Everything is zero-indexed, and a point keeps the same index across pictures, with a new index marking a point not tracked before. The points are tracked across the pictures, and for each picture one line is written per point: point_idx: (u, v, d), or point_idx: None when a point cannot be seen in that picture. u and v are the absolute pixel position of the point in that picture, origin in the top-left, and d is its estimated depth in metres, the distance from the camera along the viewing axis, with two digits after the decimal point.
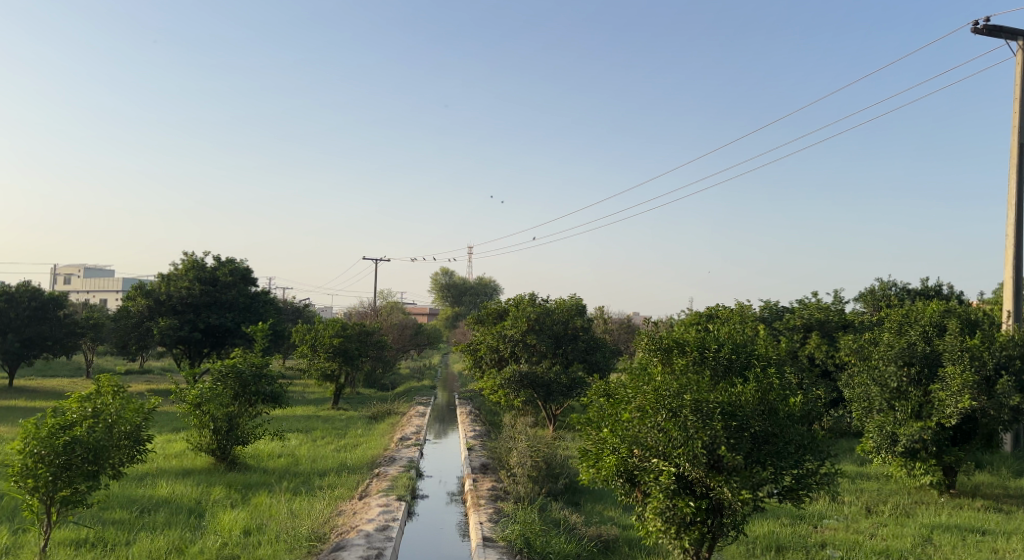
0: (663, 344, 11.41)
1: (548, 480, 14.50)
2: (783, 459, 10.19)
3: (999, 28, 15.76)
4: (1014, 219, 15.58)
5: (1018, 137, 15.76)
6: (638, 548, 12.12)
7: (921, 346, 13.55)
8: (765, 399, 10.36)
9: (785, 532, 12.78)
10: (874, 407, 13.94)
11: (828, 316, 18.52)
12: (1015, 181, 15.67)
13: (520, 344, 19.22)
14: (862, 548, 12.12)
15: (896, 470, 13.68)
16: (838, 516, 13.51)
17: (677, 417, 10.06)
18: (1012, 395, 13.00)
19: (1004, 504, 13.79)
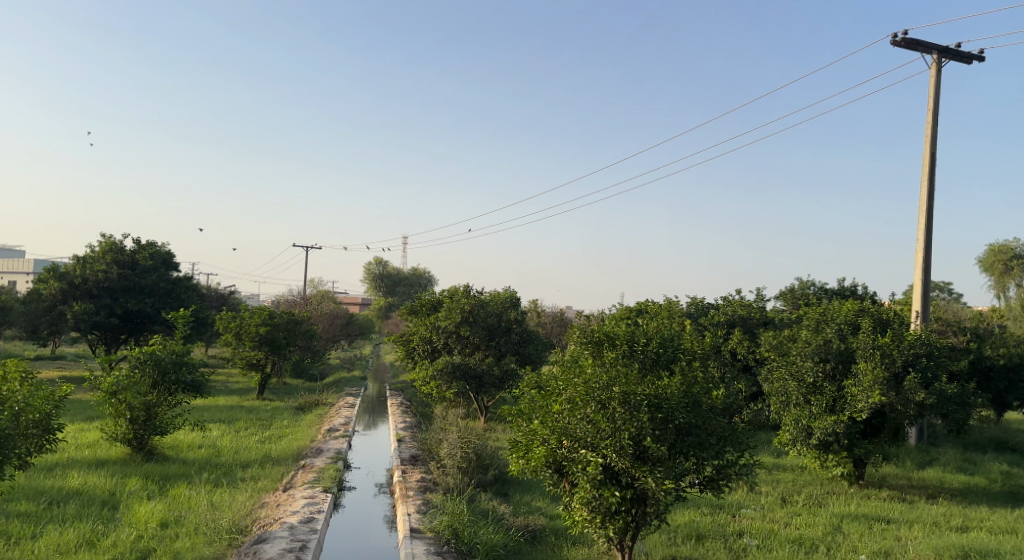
0: (593, 338, 11.69)
1: (478, 471, 14.74)
2: (705, 450, 10.65)
3: (913, 42, 16.50)
4: (924, 225, 16.28)
5: (929, 146, 16.54)
6: (563, 537, 12.45)
7: (835, 343, 14.31)
8: (689, 392, 10.69)
9: (704, 521, 13.28)
10: (791, 401, 14.53)
11: (750, 313, 19.21)
12: (925, 189, 16.37)
13: (452, 336, 19.45)
14: (776, 536, 12.71)
15: (810, 462, 14.34)
16: (756, 506, 14.07)
17: (605, 409, 10.40)
18: (918, 391, 13.64)
19: (908, 494, 14.56)
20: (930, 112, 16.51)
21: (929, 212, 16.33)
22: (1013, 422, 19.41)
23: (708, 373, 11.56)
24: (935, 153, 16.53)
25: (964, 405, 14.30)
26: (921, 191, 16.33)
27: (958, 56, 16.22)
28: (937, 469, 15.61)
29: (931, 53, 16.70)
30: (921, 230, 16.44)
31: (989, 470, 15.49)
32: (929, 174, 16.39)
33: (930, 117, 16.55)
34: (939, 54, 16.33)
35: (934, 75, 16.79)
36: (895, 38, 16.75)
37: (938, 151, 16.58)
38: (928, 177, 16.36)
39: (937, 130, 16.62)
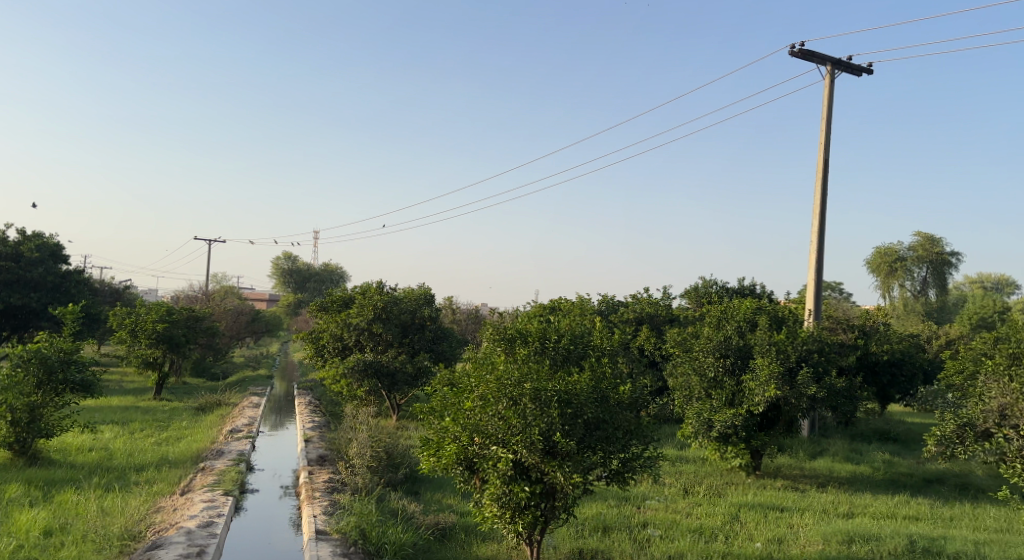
0: (506, 334, 11.99)
1: (388, 469, 14.86)
2: (612, 444, 11.05)
3: (809, 53, 17.37)
4: (817, 226, 17.05)
5: (823, 151, 17.41)
6: (473, 534, 12.72)
7: (735, 340, 15.02)
8: (598, 387, 11.09)
9: (610, 513, 13.73)
10: (693, 395, 15.26)
11: (657, 310, 19.93)
12: (818, 193, 17.25)
13: (365, 333, 19.43)
14: (678, 526, 13.24)
15: (711, 454, 14.97)
16: (660, 497, 14.63)
17: (517, 404, 10.72)
18: (810, 384, 14.37)
19: (801, 483, 15.35)
20: (823, 121, 17.35)
21: (822, 214, 17.17)
22: (897, 414, 20.67)
23: (617, 369, 11.99)
24: (828, 159, 17.47)
25: (852, 399, 15.14)
26: (813, 195, 17.14)
27: (850, 68, 17.14)
28: (827, 460, 16.51)
29: (826, 64, 17.61)
30: (814, 232, 17.36)
31: (873, 459, 16.50)
32: (822, 180, 17.30)
33: (825, 125, 17.47)
34: (832, 66, 17.23)
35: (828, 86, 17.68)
36: (793, 48, 17.60)
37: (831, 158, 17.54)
38: (822, 182, 17.26)
39: (829, 138, 17.50)
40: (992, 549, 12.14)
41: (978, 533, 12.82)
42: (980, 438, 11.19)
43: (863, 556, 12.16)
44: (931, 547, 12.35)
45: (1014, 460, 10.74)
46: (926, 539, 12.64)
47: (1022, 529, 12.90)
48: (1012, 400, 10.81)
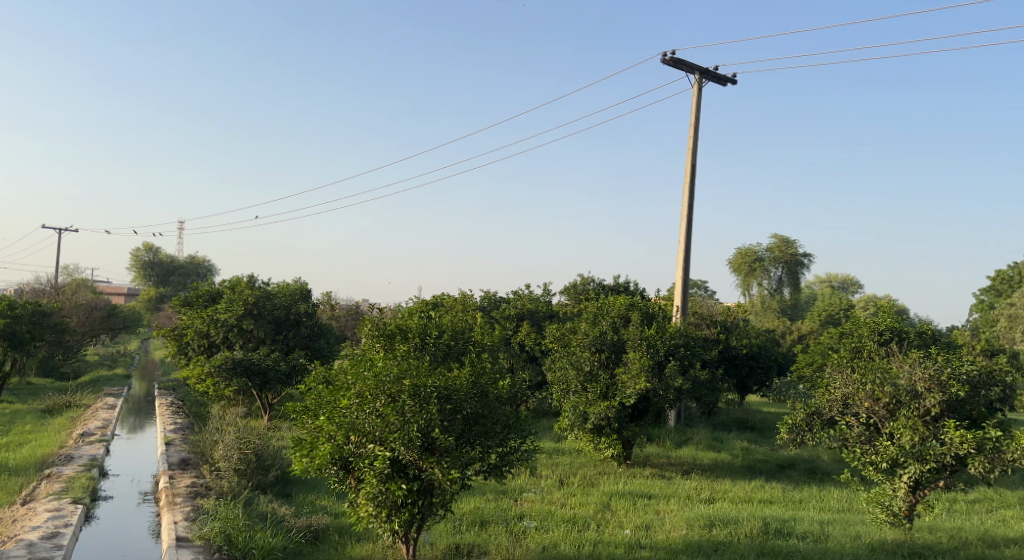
0: (386, 330, 12.24)
1: (258, 472, 14.77)
2: (490, 438, 11.45)
3: (679, 61, 18.17)
4: (685, 229, 17.77)
5: (692, 156, 18.42)
6: (347, 535, 12.80)
7: (610, 335, 15.88)
8: (477, 383, 11.45)
9: (488, 507, 14.21)
10: (570, 388, 15.92)
11: (537, 307, 20.71)
12: (686, 197, 17.96)
13: (235, 329, 19.12)
14: (553, 517, 13.83)
15: (585, 445, 15.79)
16: (537, 489, 15.21)
17: (395, 402, 10.94)
18: (676, 376, 15.40)
19: (668, 471, 16.29)
20: (690, 127, 17.95)
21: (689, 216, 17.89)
22: (754, 406, 22.09)
23: (497, 364, 12.45)
24: (694, 166, 18.29)
25: (714, 390, 16.20)
26: (681, 199, 17.81)
27: (717, 78, 18.04)
28: (690, 447, 17.57)
29: (695, 73, 18.46)
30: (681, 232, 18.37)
31: (732, 447, 17.69)
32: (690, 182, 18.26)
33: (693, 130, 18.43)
34: (701, 75, 18.13)
35: (696, 94, 18.53)
36: (665, 57, 18.37)
37: (696, 165, 18.49)
38: (690, 185, 18.23)
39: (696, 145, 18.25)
40: (835, 528, 13.29)
41: (822, 513, 14.01)
42: (826, 425, 12.29)
43: (722, 538, 13.09)
44: (783, 528, 13.42)
45: (855, 444, 11.92)
46: (778, 521, 13.71)
47: (860, 509, 14.20)
48: (853, 389, 11.93)
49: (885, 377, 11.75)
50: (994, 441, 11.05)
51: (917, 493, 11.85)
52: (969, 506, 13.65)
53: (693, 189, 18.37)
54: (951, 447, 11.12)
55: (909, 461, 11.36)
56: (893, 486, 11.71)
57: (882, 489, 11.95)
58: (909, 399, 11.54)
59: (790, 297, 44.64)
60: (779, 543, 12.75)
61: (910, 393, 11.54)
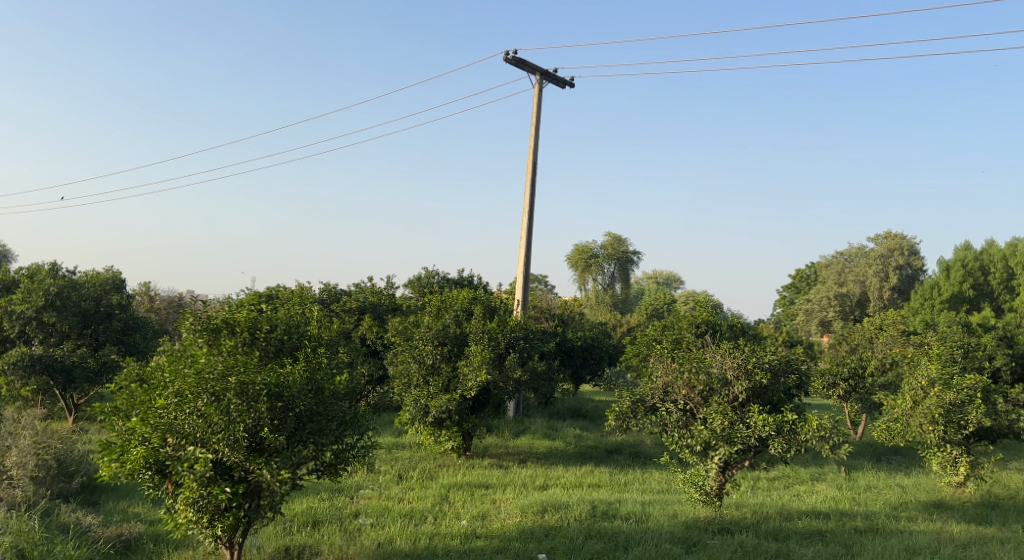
0: (211, 325, 11.71)
1: (60, 480, 14.17)
2: (325, 435, 11.43)
3: (521, 61, 18.40)
4: (526, 225, 17.91)
5: (535, 152, 18.66)
6: (162, 543, 12.50)
7: (453, 329, 16.44)
8: (312, 378, 11.49)
9: (321, 507, 14.29)
10: (412, 382, 16.20)
11: (380, 300, 20.85)
12: (527, 193, 18.06)
13: (33, 323, 17.87)
14: (389, 513, 14.09)
15: (426, 438, 16.11)
16: (374, 486, 15.42)
17: (219, 400, 10.75)
18: (515, 368, 16.06)
19: (505, 461, 16.91)
20: (533, 123, 17.95)
21: (530, 213, 18.04)
22: (586, 395, 23.16)
23: (333, 358, 12.62)
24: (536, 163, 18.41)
25: (549, 380, 16.83)
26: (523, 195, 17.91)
27: (556, 80, 18.45)
28: (527, 437, 18.29)
29: (536, 73, 18.78)
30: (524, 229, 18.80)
31: (566, 434, 18.57)
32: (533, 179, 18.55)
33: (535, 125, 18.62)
34: (543, 77, 18.52)
35: (536, 94, 18.88)
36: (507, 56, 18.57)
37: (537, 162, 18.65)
38: (532, 182, 18.53)
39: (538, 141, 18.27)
40: (655, 508, 14.29)
41: (645, 494, 15.05)
42: (648, 411, 13.15)
43: (553, 523, 13.80)
44: (609, 510, 14.30)
45: (674, 429, 12.97)
46: (604, 504, 14.60)
47: (677, 489, 15.33)
48: (673, 378, 12.95)
49: (700, 366, 12.76)
50: (791, 424, 12.31)
51: (726, 474, 13.01)
52: (771, 483, 15.05)
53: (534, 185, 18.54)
54: (756, 429, 12.31)
55: (719, 444, 12.43)
56: (706, 467, 12.83)
57: (696, 470, 13.09)
58: (720, 386, 12.68)
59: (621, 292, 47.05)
60: (605, 525, 13.60)
61: (720, 381, 12.68)
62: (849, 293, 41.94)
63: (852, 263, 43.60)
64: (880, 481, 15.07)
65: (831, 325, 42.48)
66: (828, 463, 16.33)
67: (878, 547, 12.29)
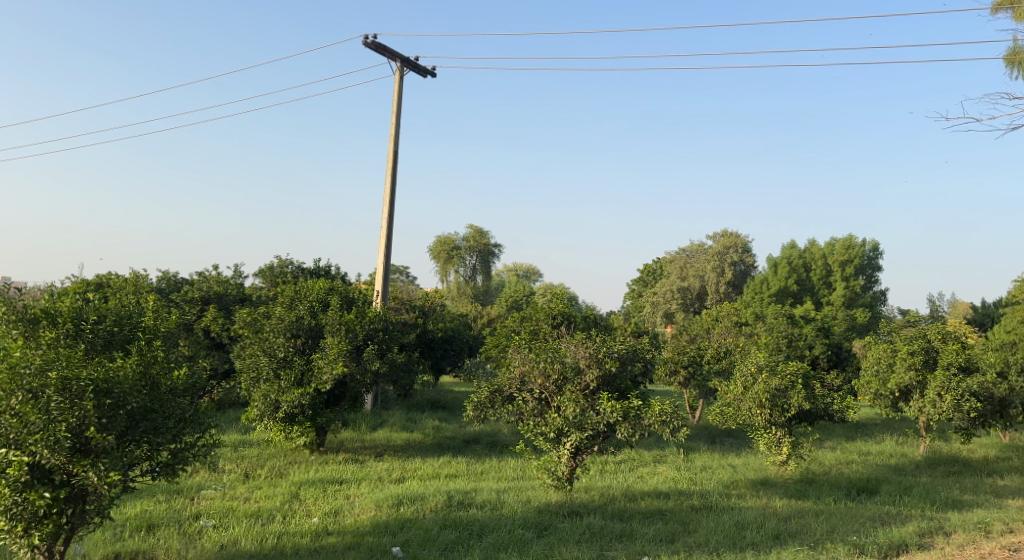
0: (27, 315, 11.07)
1: None
2: (161, 434, 11.09)
3: (382, 47, 18.28)
4: (387, 214, 17.92)
5: (396, 142, 18.56)
6: None
7: (307, 320, 16.31)
8: (147, 372, 11.11)
9: (158, 510, 13.86)
10: (261, 376, 15.99)
11: (226, 290, 20.31)
12: (387, 182, 18.06)
13: None
14: (234, 513, 13.84)
15: (276, 434, 15.81)
16: (217, 486, 15.09)
17: (38, 398, 10.23)
18: (374, 360, 16.15)
19: (360, 455, 16.93)
20: (394, 112, 17.95)
21: (391, 202, 18.06)
22: (446, 387, 23.44)
23: (170, 352, 12.05)
24: (397, 151, 18.43)
25: (409, 371, 17.15)
26: (383, 184, 17.91)
27: (417, 69, 18.44)
28: (384, 430, 18.32)
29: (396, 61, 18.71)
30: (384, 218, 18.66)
31: (424, 426, 18.76)
32: (393, 169, 18.46)
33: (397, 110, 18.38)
34: (403, 65, 18.48)
35: (396, 82, 18.83)
36: (367, 41, 18.39)
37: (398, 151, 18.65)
38: (393, 171, 18.44)
39: (400, 129, 18.29)
40: (509, 495, 14.76)
41: (500, 482, 15.48)
42: (505, 401, 13.65)
43: (408, 515, 13.97)
44: (464, 499, 14.64)
45: (529, 417, 13.47)
46: (460, 493, 14.92)
47: (531, 476, 15.86)
48: (529, 367, 13.43)
49: (554, 355, 13.29)
50: (636, 410, 13.02)
51: (577, 459, 13.63)
52: (617, 466, 15.85)
53: (394, 174, 18.53)
54: (604, 416, 12.94)
55: (571, 430, 13.07)
56: (558, 453, 13.47)
57: (549, 456, 13.66)
58: (573, 375, 13.26)
59: (482, 284, 47.54)
60: (459, 515, 13.92)
61: (574, 369, 13.27)
62: (690, 286, 43.87)
63: (692, 259, 45.62)
64: (715, 461, 16.18)
65: (674, 316, 43.88)
66: (669, 446, 17.33)
67: (711, 523, 13.27)
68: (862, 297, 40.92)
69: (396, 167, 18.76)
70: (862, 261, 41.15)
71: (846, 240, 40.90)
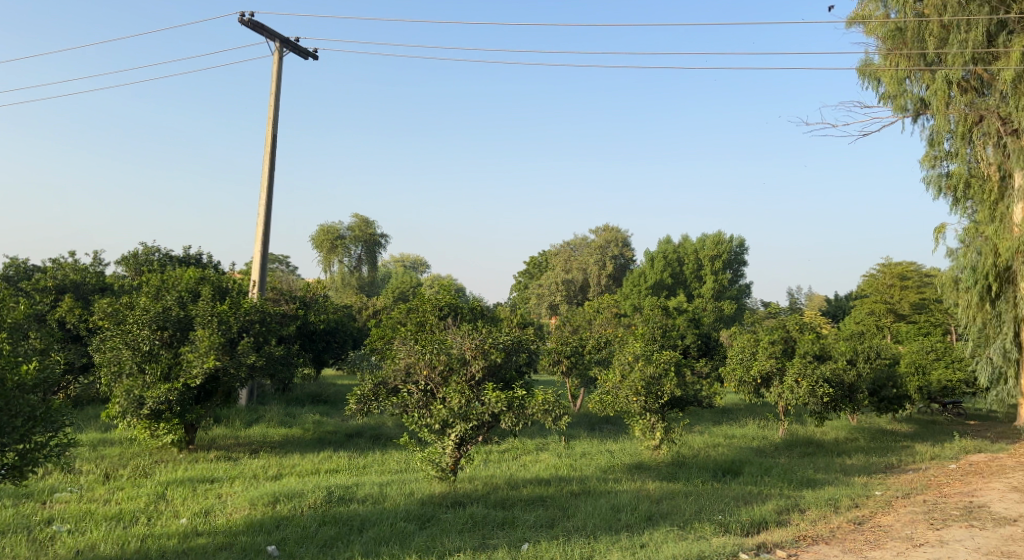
0: None
1: None
2: (7, 434, 10.36)
3: (260, 25, 17.69)
4: (265, 199, 17.44)
5: (273, 124, 17.85)
6: None
7: (175, 311, 15.64)
8: None
9: (4, 515, 12.98)
10: (123, 370, 15.26)
11: (84, 279, 19.16)
12: (266, 167, 17.54)
13: None
14: (92, 517, 13.15)
15: (140, 432, 15.08)
16: (73, 488, 14.27)
17: None
18: (249, 353, 15.71)
19: (233, 452, 16.42)
20: (272, 94, 17.45)
21: (269, 187, 17.57)
22: (328, 380, 23.03)
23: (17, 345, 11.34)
24: (276, 134, 17.93)
25: (287, 365, 16.80)
26: (261, 168, 17.40)
27: (298, 50, 17.96)
28: (260, 426, 17.83)
29: (276, 40, 18.16)
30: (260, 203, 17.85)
31: (304, 421, 18.37)
32: (272, 153, 17.82)
33: (275, 90, 17.67)
34: (282, 45, 17.94)
35: (275, 62, 18.28)
36: (243, 18, 17.75)
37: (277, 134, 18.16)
38: (271, 155, 17.80)
39: (279, 112, 17.79)
40: (392, 488, 14.72)
41: (383, 476, 15.42)
42: (389, 394, 13.63)
43: (285, 513, 13.69)
44: (345, 494, 14.48)
45: (414, 409, 13.47)
46: (340, 489, 14.73)
47: (415, 468, 15.86)
48: (415, 359, 13.43)
49: (441, 347, 13.39)
50: (519, 399, 13.30)
51: (461, 449, 13.78)
52: (501, 455, 16.14)
53: (273, 157, 18.02)
54: (489, 406, 13.13)
55: (456, 421, 13.19)
56: (442, 444, 13.59)
57: (433, 448, 13.75)
58: (458, 365, 13.41)
59: (368, 275, 46.99)
60: (339, 510, 13.75)
61: (459, 360, 13.42)
62: (573, 279, 44.89)
63: (576, 253, 46.78)
64: (593, 448, 16.72)
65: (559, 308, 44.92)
66: (550, 434, 17.73)
67: (589, 507, 13.73)
68: (730, 290, 43.28)
69: (274, 150, 18.02)
70: (729, 256, 43.34)
71: (716, 236, 42.95)
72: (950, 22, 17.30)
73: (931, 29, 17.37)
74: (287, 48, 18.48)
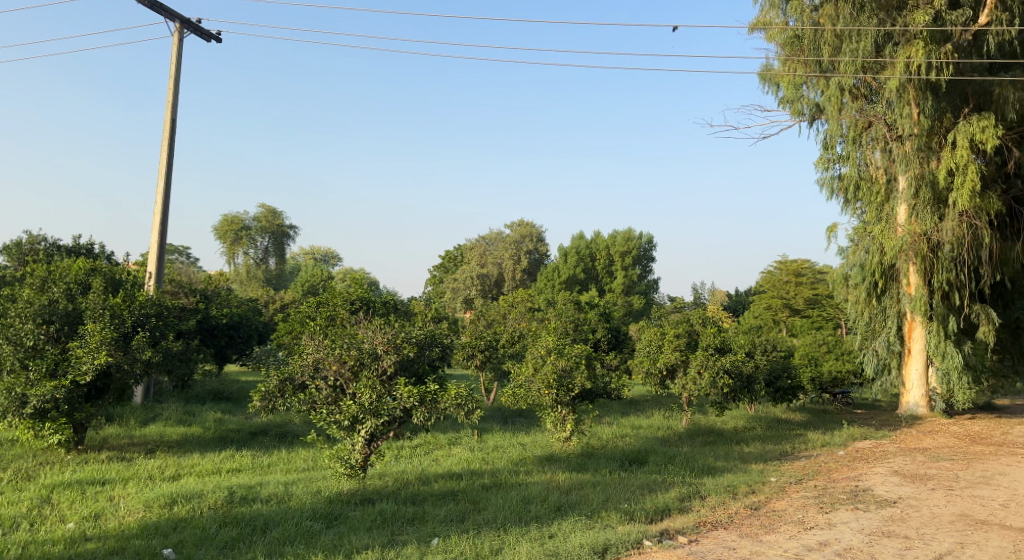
0: None
1: None
2: None
3: (158, 4, 16.89)
4: (162, 188, 16.69)
5: (171, 111, 17.14)
6: None
7: (62, 305, 14.88)
8: None
9: None
10: (5, 367, 14.34)
11: None
12: (164, 154, 16.80)
13: None
14: None
15: (23, 433, 14.14)
16: None
17: None
18: (144, 349, 14.89)
19: (127, 453, 15.67)
20: (171, 78, 16.71)
21: (167, 175, 16.82)
22: (232, 376, 22.28)
23: None
24: (174, 121, 17.18)
25: (185, 361, 16.13)
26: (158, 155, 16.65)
27: (200, 31, 17.23)
28: (156, 425, 17.06)
29: (175, 21, 17.37)
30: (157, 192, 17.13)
31: (204, 419, 17.69)
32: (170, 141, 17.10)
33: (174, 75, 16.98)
34: (183, 25, 17.16)
35: (175, 44, 17.50)
36: None
37: (176, 119, 17.40)
38: (169, 142, 17.05)
39: (178, 97, 17.03)
40: (298, 487, 14.39)
41: (288, 474, 15.05)
42: (296, 390, 13.29)
43: (183, 514, 13.16)
44: (248, 494, 14.04)
45: (322, 406, 13.19)
46: (243, 488, 14.28)
47: (322, 466, 15.55)
48: (324, 354, 13.20)
49: (350, 342, 13.23)
50: (432, 394, 13.20)
51: (371, 445, 13.55)
52: (412, 451, 16.03)
53: (171, 144, 17.25)
54: (401, 401, 13.02)
55: (366, 417, 12.97)
56: (352, 440, 13.32)
57: (342, 445, 13.46)
58: (370, 360, 13.22)
59: (276, 268, 45.74)
60: (241, 511, 13.31)
61: (371, 355, 13.24)
62: (488, 273, 44.97)
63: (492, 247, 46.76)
64: (505, 441, 16.83)
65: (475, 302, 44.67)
66: (463, 428, 17.78)
67: (499, 500, 13.80)
68: (639, 285, 44.48)
69: (173, 138, 17.34)
70: (639, 252, 44.44)
71: (627, 232, 43.92)
72: (842, 31, 18.22)
73: (825, 37, 18.28)
74: (187, 30, 17.69)
